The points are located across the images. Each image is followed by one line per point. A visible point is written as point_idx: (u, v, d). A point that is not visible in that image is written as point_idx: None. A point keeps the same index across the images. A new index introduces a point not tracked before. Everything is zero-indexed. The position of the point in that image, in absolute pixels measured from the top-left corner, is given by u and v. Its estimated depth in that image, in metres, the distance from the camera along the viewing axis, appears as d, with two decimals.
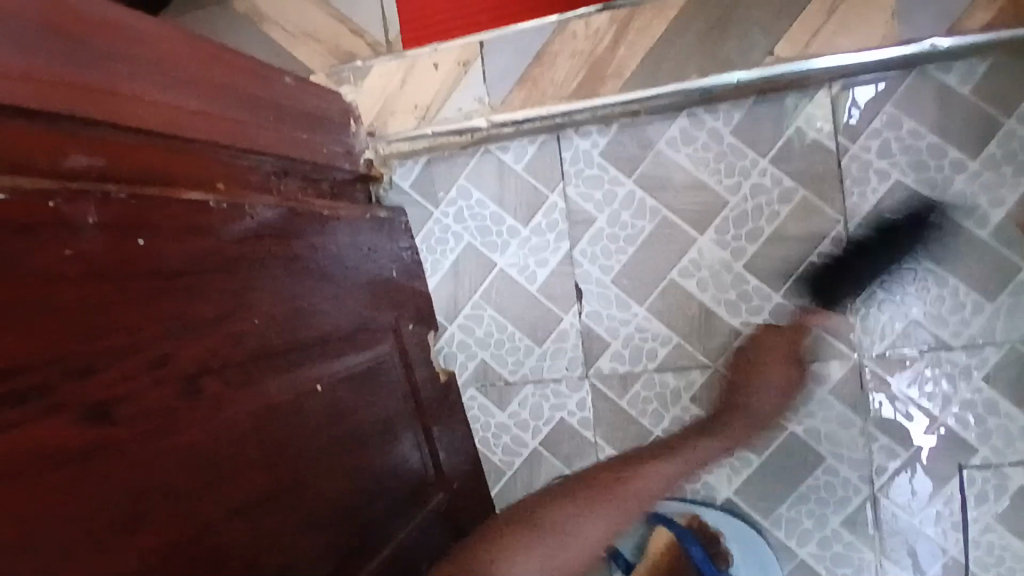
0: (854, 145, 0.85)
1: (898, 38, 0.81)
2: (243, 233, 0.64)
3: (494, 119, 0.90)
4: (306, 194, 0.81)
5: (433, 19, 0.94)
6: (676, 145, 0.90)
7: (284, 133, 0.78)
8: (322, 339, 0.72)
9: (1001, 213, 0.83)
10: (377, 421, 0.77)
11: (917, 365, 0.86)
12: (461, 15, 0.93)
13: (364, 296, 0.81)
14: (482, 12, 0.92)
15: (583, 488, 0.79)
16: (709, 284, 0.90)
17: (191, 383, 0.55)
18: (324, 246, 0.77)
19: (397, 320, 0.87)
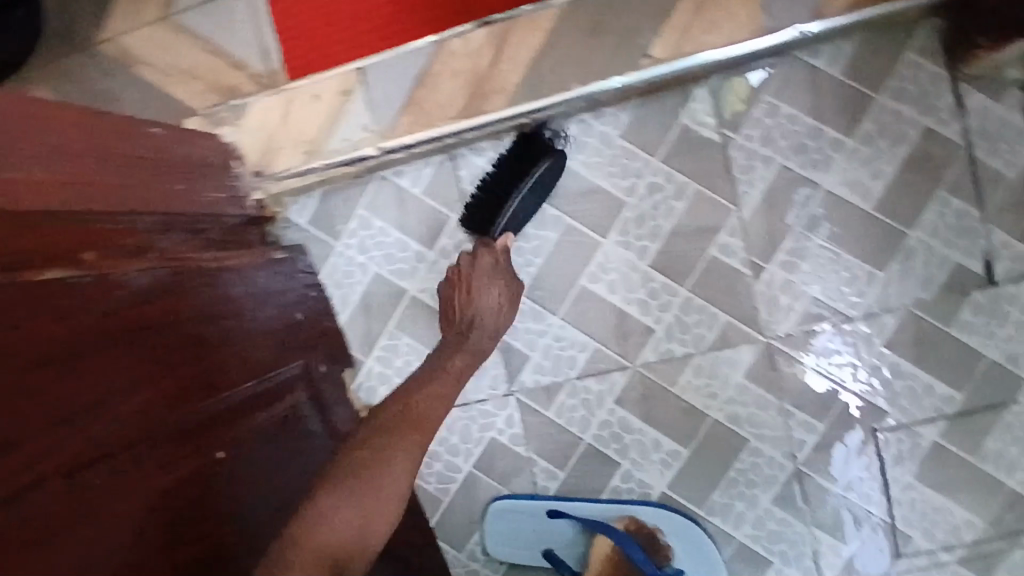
0: (737, 135, 0.87)
1: (766, 29, 0.84)
2: (131, 298, 0.60)
3: (382, 147, 0.88)
4: (190, 248, 0.76)
5: (313, 49, 0.92)
6: (569, 153, 0.90)
7: (156, 188, 0.74)
8: (222, 403, 0.68)
9: (883, 184, 0.86)
10: (291, 479, 0.75)
11: (822, 339, 0.89)
12: (338, 43, 0.91)
13: (269, 346, 0.78)
14: (358, 39, 0.90)
15: None
16: (618, 286, 0.91)
17: (85, 471, 0.49)
18: (212, 301, 0.72)
19: (311, 363, 0.85)
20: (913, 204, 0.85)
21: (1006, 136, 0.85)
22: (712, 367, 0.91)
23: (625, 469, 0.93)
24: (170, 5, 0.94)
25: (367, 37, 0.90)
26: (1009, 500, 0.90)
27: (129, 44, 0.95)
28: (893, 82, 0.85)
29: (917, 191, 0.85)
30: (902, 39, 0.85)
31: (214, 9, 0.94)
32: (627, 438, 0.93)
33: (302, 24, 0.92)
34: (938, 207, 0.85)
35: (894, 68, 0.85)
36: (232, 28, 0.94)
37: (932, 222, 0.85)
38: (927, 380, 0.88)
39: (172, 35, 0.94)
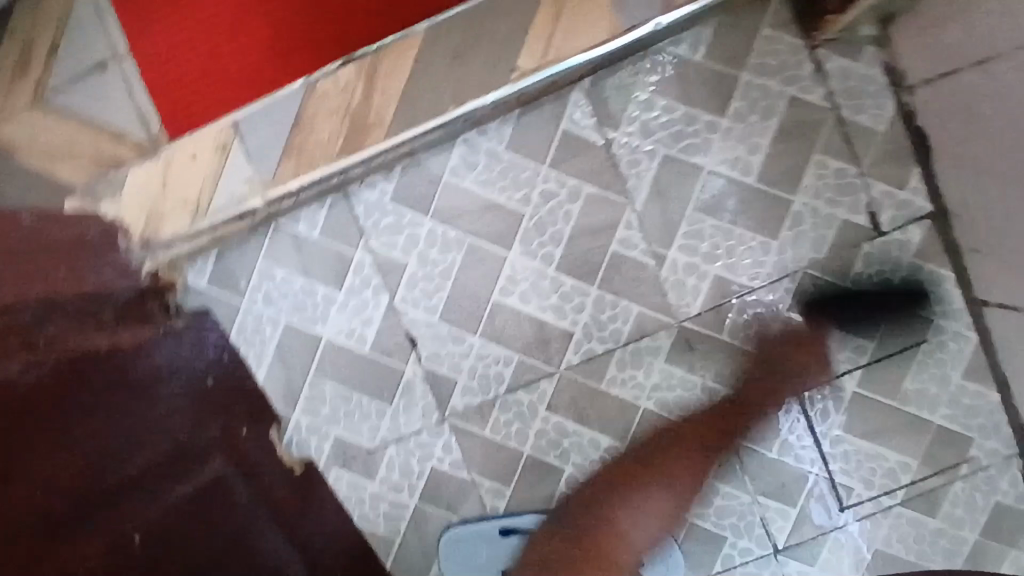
0: (617, 133, 0.89)
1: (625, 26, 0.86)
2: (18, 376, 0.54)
3: (269, 196, 0.87)
4: (88, 327, 0.71)
5: (189, 107, 0.91)
6: (460, 173, 0.90)
7: (49, 273, 0.70)
8: (140, 473, 0.62)
9: (762, 157, 0.89)
10: (226, 549, 0.67)
11: (729, 313, 0.92)
12: (213, 97, 0.90)
13: (186, 417, 0.73)
14: (234, 89, 0.90)
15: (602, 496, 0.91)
16: (530, 296, 0.92)
17: None
18: (116, 369, 0.67)
19: (230, 425, 0.81)
20: (794, 171, 0.88)
21: (869, 90, 0.88)
22: (635, 358, 0.92)
23: (568, 474, 0.94)
24: (43, 84, 0.91)
25: (242, 88, 0.90)
26: (935, 435, 0.94)
27: (9, 131, 0.91)
28: (755, 58, 0.88)
29: (796, 158, 0.88)
30: (756, 16, 0.88)
31: (90, 83, 0.91)
32: (566, 443, 0.94)
33: (172, 84, 0.91)
34: (816, 169, 0.88)
35: (753, 44, 0.88)
36: (111, 99, 0.91)
37: (815, 185, 0.89)
38: (837, 335, 0.91)
39: (43, 114, 0.91)
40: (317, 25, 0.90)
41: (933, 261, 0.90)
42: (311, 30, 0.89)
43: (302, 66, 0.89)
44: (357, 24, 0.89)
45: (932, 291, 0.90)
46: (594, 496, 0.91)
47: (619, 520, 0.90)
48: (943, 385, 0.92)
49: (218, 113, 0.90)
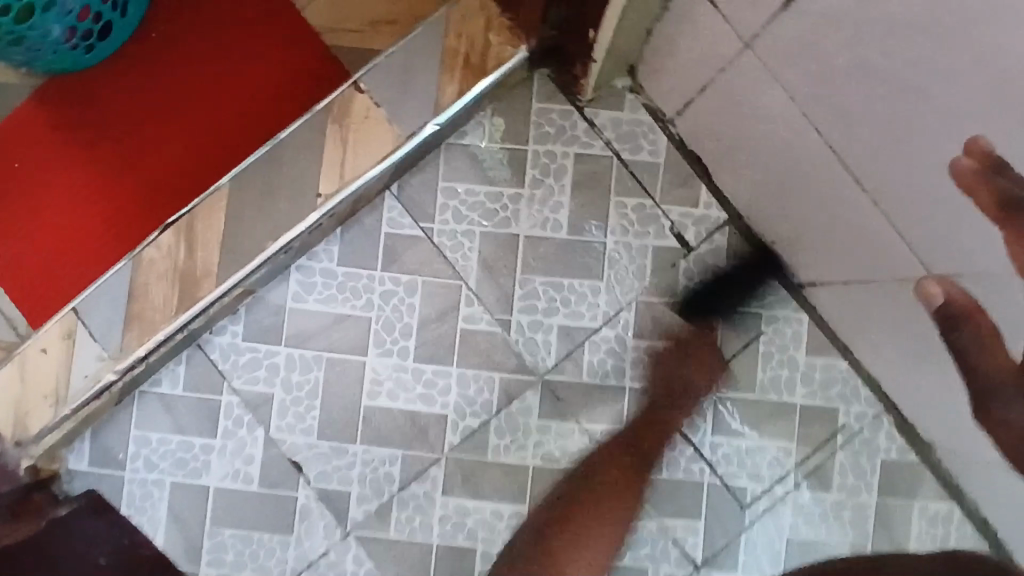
0: (433, 223, 0.97)
1: None
2: None
3: (119, 369, 0.90)
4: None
5: (36, 296, 0.96)
6: (302, 296, 0.96)
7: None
8: None
9: (566, 213, 0.98)
10: None
11: (584, 356, 0.97)
12: (59, 282, 0.96)
13: None
14: (78, 270, 0.97)
15: (568, 516, 0.92)
16: (397, 392, 0.96)
17: None
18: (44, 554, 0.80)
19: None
20: (598, 216, 0.98)
21: (640, 131, 0.98)
22: (511, 422, 0.97)
23: (481, 551, 0.96)
24: None
25: (85, 265, 0.97)
26: (803, 415, 0.99)
27: None
28: (534, 129, 0.98)
29: (597, 205, 0.98)
30: (524, 93, 0.98)
31: None
32: (470, 521, 0.96)
33: (16, 279, 0.96)
34: (617, 210, 0.98)
35: (530, 119, 0.98)
36: None
37: (619, 224, 0.98)
38: None
39: None
40: (141, 194, 0.97)
41: (745, 260, 0.98)
42: (137, 197, 0.97)
43: (136, 231, 0.97)
44: (177, 182, 0.97)
45: (753, 286, 0.99)
46: (566, 513, 0.93)
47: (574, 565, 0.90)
48: (793, 367, 0.99)
49: (65, 295, 0.96)
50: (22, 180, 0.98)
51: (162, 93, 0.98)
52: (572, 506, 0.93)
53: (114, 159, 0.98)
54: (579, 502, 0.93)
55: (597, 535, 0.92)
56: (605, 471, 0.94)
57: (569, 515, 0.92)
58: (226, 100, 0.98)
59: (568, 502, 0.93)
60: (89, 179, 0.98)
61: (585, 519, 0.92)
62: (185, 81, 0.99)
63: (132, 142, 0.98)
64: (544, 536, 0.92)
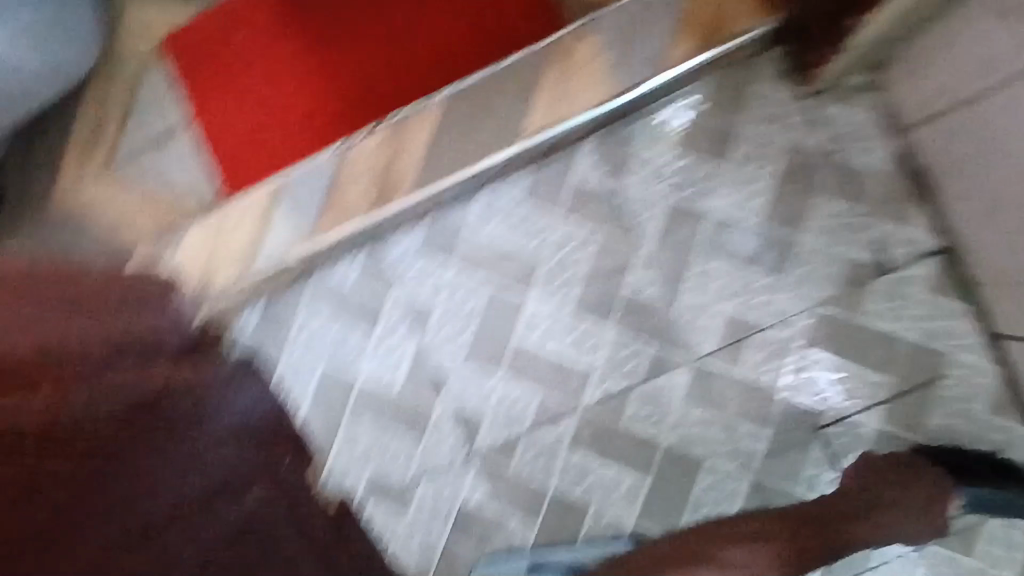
0: (628, 179, 0.94)
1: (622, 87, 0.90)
2: (97, 419, 0.65)
3: (309, 250, 0.96)
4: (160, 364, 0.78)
5: (241, 170, 1.02)
6: (479, 224, 0.97)
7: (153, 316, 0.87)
8: (212, 485, 0.71)
9: (763, 201, 0.92)
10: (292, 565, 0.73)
11: (746, 350, 0.94)
12: (265, 162, 1.02)
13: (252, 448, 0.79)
14: (283, 155, 1.02)
15: (680, 546, 0.82)
16: (550, 337, 0.97)
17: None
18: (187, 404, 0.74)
19: (277, 458, 0.85)
20: (801, 211, 0.92)
21: (868, 132, 0.91)
22: (654, 395, 0.95)
23: (594, 510, 0.96)
24: (112, 161, 1.06)
25: (290, 151, 1.02)
26: None
27: (77, 202, 1.05)
28: (754, 108, 0.92)
29: (798, 200, 0.92)
30: (750, 71, 0.92)
31: (149, 157, 1.05)
32: (590, 479, 0.97)
33: (228, 151, 1.03)
34: (823, 209, 0.92)
35: (751, 93, 0.92)
36: (167, 170, 1.04)
37: (819, 225, 0.92)
38: (854, 371, 0.93)
39: (118, 183, 1.05)
40: (352, 94, 1.01)
41: (946, 294, 0.91)
42: (349, 97, 1.00)
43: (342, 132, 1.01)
44: (388, 90, 1.00)
45: (947, 325, 0.91)
46: (685, 545, 0.83)
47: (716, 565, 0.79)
48: (970, 419, 0.91)
49: (266, 175, 1.02)
50: (245, 59, 1.03)
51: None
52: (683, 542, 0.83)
53: (329, 58, 1.01)
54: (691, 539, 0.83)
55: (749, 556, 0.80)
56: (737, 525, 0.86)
57: (697, 548, 0.81)
58: (445, 22, 0.99)
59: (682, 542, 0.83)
60: (303, 70, 1.02)
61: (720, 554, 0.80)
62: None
63: (350, 43, 1.01)
64: (699, 544, 0.82)
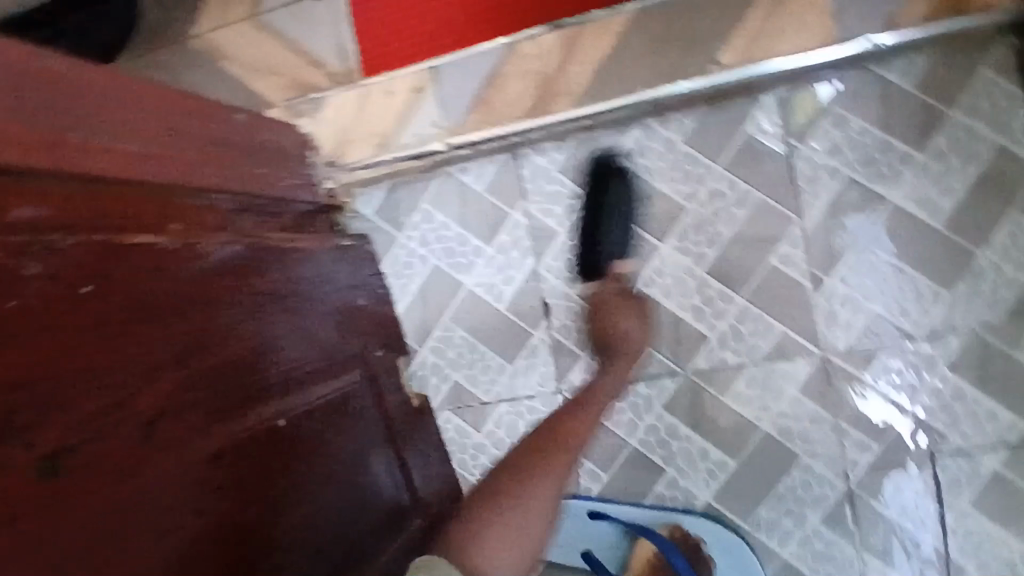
0: (803, 145, 0.88)
1: (835, 39, 0.86)
2: (196, 274, 0.64)
3: (451, 142, 0.93)
4: (264, 229, 0.79)
5: (389, 42, 0.96)
6: (633, 156, 0.91)
7: (282, 176, 0.85)
8: (279, 372, 0.71)
9: (952, 202, 0.86)
10: (339, 460, 0.76)
11: (881, 355, 0.87)
12: (417, 39, 0.95)
13: (328, 326, 0.81)
14: (435, 37, 0.95)
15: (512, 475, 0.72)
16: (673, 292, 0.91)
17: (142, 431, 0.53)
18: (281, 279, 0.76)
19: (364, 348, 0.87)
20: (984, 224, 0.85)
21: None
22: (766, 378, 0.90)
23: (669, 476, 0.93)
24: (258, 5, 1.00)
25: (443, 33, 0.94)
26: None
27: (216, 40, 1.01)
28: (967, 98, 0.85)
29: (985, 211, 0.85)
30: (977, 55, 0.85)
31: (299, 9, 0.99)
32: (674, 445, 0.92)
33: (380, 17, 0.96)
34: (1009, 227, 0.85)
35: (969, 84, 0.85)
36: (313, 26, 0.98)
37: (1003, 242, 0.85)
38: (991, 405, 0.86)
39: (260, 32, 1.00)
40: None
41: None
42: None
43: (501, 26, 0.92)
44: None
45: None
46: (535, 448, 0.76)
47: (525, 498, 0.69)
48: None
49: (411, 53, 0.95)
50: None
51: None
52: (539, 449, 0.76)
53: None
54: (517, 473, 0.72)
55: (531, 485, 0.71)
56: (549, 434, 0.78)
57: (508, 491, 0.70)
58: None
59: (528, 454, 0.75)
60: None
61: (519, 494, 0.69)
62: None
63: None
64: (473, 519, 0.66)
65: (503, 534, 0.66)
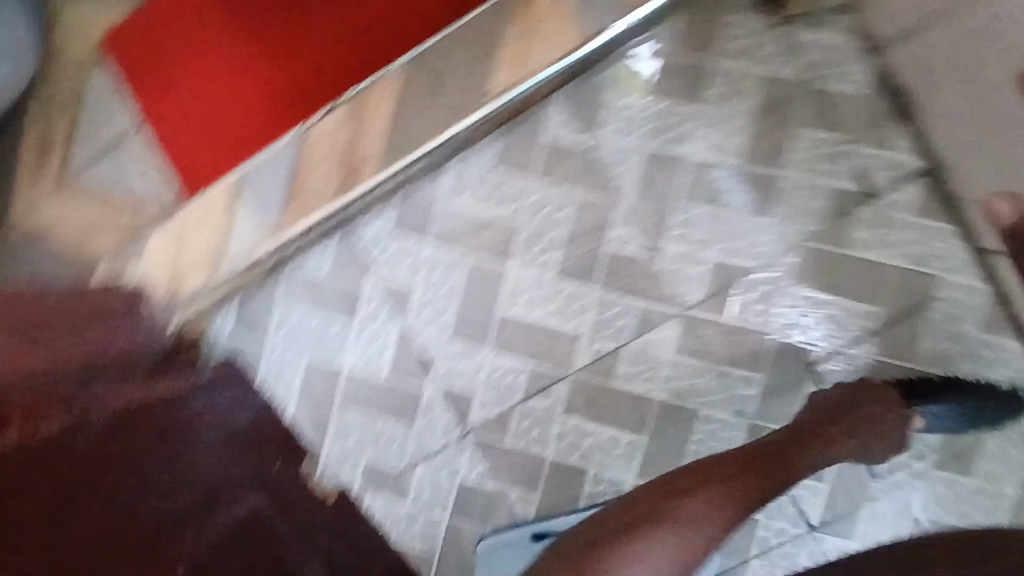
0: (599, 134, 0.92)
1: (593, 31, 0.87)
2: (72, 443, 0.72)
3: (276, 243, 0.93)
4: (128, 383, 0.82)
5: (200, 163, 0.98)
6: (452, 196, 0.94)
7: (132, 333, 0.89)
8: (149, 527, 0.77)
9: (745, 139, 0.90)
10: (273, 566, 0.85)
11: (732, 295, 0.93)
12: (225, 152, 0.97)
13: (225, 447, 0.89)
14: (241, 145, 0.97)
15: (610, 537, 0.64)
16: (533, 305, 0.94)
17: None
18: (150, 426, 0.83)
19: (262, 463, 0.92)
20: (780, 149, 0.90)
21: (845, 58, 0.89)
22: (644, 352, 0.94)
23: (592, 474, 0.95)
24: (68, 170, 1.01)
25: (248, 138, 0.97)
26: None
27: (39, 216, 1.01)
28: (726, 43, 0.90)
29: (778, 136, 0.90)
30: (721, 2, 0.90)
31: (108, 161, 1.00)
32: (586, 444, 0.95)
33: (185, 143, 0.98)
34: (804, 144, 0.90)
35: (724, 31, 0.90)
36: (126, 173, 1.00)
37: (802, 159, 0.90)
38: (844, 304, 0.92)
39: (75, 196, 1.01)
40: (309, 74, 0.96)
41: (932, 216, 0.90)
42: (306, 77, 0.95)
43: (298, 114, 0.96)
44: (345, 67, 0.95)
45: (933, 247, 0.90)
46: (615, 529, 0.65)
47: (631, 560, 0.62)
48: (961, 341, 0.91)
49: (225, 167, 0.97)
50: (184, 50, 0.98)
51: None
52: (666, 483, 0.69)
53: (281, 37, 0.96)
54: (637, 512, 0.66)
55: (666, 541, 0.63)
56: (639, 506, 0.66)
57: (631, 530, 0.64)
58: None
59: (620, 525, 0.65)
60: (247, 57, 0.96)
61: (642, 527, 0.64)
62: None
63: (290, 19, 0.96)
64: (612, 548, 0.63)
65: (666, 542, 0.63)
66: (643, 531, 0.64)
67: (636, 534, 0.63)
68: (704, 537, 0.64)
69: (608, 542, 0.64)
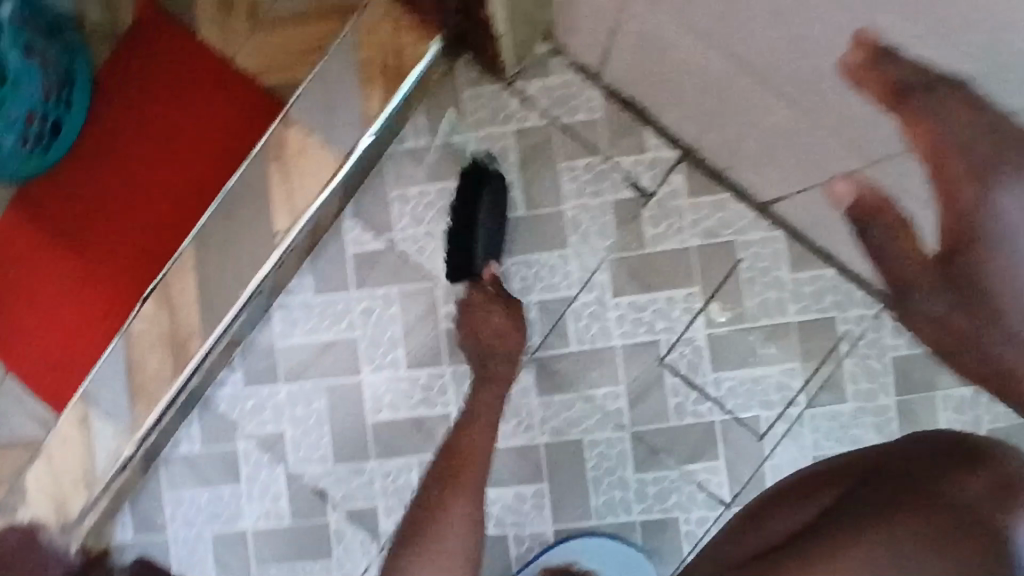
0: (394, 232, 0.98)
1: (341, 155, 0.92)
2: None
3: (135, 440, 0.96)
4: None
5: (62, 368, 1.01)
6: (287, 335, 0.98)
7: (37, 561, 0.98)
8: None
9: (519, 190, 0.98)
10: None
11: (567, 325, 0.98)
12: (83, 344, 1.01)
13: None
14: (96, 330, 1.01)
15: (433, 490, 0.93)
16: (397, 403, 0.98)
17: None
18: None
19: None
20: (553, 186, 0.98)
21: (572, 92, 0.97)
22: (513, 406, 0.99)
23: (513, 534, 0.99)
24: None
25: (102, 321, 1.01)
26: (802, 331, 0.98)
27: None
28: (470, 116, 0.98)
29: (545, 176, 0.98)
30: (450, 83, 0.98)
31: None
32: (496, 509, 0.99)
33: (42, 354, 1.01)
34: (569, 175, 0.98)
35: (463, 107, 0.98)
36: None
37: (574, 187, 0.98)
38: (664, 295, 0.98)
39: None
40: (140, 241, 1.01)
41: (704, 192, 0.97)
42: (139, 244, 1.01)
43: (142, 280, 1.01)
44: (169, 223, 1.02)
45: (719, 217, 0.98)
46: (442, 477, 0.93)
47: (437, 538, 0.88)
48: (780, 286, 0.97)
49: (88, 357, 1.00)
50: (17, 262, 1.02)
51: (136, 147, 1.03)
52: (448, 467, 0.93)
53: (104, 219, 1.02)
54: (440, 483, 0.92)
55: (451, 495, 0.90)
56: (447, 459, 0.94)
57: (437, 518, 0.89)
58: (169, 160, 1.02)
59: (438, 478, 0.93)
60: (66, 256, 1.02)
61: (443, 522, 0.88)
62: (126, 150, 1.03)
63: (97, 208, 1.02)
64: (423, 522, 0.91)
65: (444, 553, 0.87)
66: (455, 504, 0.89)
67: (446, 492, 0.90)
68: (467, 529, 0.87)
69: (425, 516, 0.91)
